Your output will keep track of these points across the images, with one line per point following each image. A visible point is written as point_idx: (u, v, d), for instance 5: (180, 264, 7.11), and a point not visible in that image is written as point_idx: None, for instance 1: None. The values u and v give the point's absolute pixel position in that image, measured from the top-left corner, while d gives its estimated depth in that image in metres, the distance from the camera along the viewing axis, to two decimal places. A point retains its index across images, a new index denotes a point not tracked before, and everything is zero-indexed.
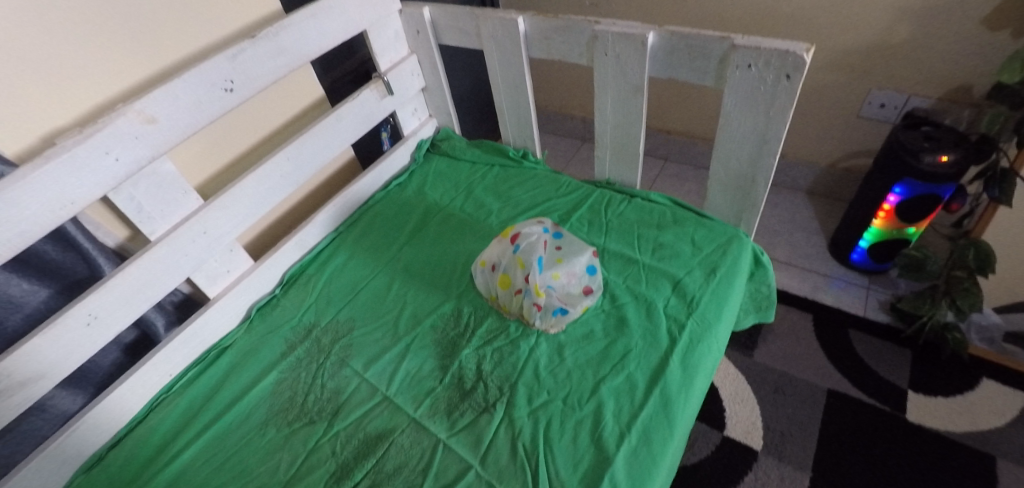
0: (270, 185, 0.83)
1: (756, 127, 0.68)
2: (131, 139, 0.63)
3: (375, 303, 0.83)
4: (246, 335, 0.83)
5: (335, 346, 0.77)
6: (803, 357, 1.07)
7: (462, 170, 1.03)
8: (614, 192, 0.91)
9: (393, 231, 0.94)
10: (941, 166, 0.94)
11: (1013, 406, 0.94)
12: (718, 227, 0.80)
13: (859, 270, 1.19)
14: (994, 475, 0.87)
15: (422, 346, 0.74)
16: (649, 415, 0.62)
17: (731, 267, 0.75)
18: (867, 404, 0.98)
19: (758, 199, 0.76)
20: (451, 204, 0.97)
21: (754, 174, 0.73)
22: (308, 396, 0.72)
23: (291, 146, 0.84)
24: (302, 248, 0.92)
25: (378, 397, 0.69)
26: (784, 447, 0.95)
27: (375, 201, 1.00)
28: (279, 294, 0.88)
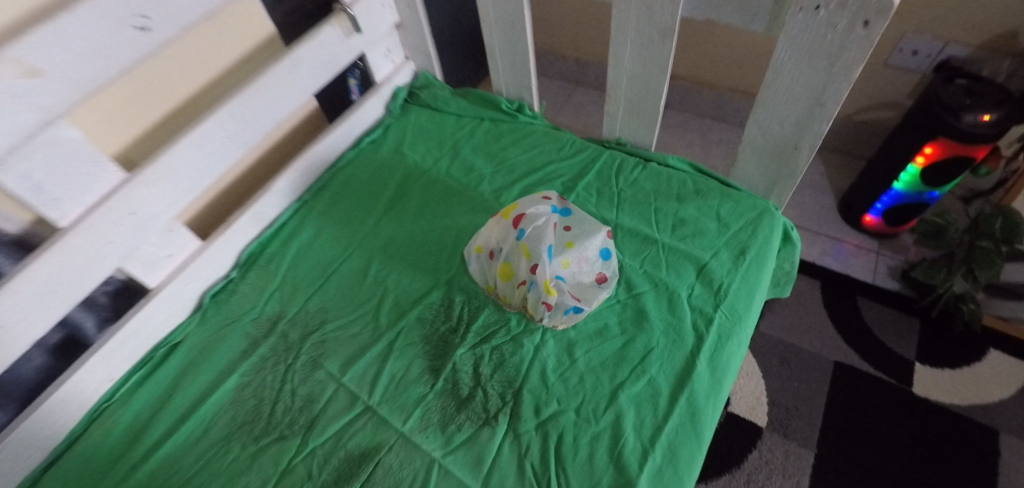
0: (211, 150, 0.68)
1: (812, 85, 0.56)
2: (9, 99, 0.47)
3: (351, 290, 0.71)
4: (199, 328, 0.71)
5: (304, 343, 0.67)
6: (809, 327, 1.02)
7: (447, 125, 0.88)
8: (626, 154, 0.79)
9: (368, 200, 0.81)
10: (982, 126, 0.85)
11: (1018, 378, 0.92)
12: (746, 199, 0.70)
13: (869, 232, 1.13)
14: (995, 449, 0.86)
15: (409, 344, 0.64)
16: (674, 427, 0.54)
17: (762, 248, 0.66)
18: (873, 377, 0.95)
19: (797, 168, 0.66)
20: (435, 167, 0.83)
21: (798, 140, 0.62)
22: (277, 405, 0.62)
23: (233, 101, 0.68)
24: (261, 222, 0.79)
25: (360, 407, 0.60)
26: (788, 422, 0.92)
27: (345, 163, 0.86)
28: (235, 279, 0.75)
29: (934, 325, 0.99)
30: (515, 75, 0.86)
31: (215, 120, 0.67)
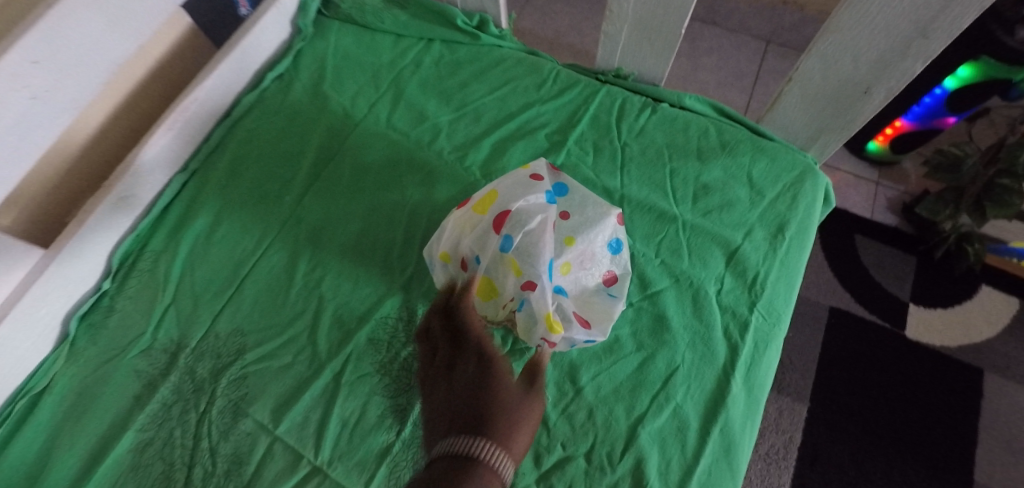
0: (12, 121, 0.43)
1: (924, 8, 0.38)
2: None
3: (274, 300, 0.53)
4: (69, 367, 0.52)
5: (219, 383, 0.49)
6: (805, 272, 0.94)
7: (382, 51, 0.64)
8: (630, 92, 0.60)
9: (282, 166, 0.59)
10: None
11: (1006, 314, 0.90)
12: (784, 155, 0.55)
13: (870, 160, 1.02)
14: (979, 389, 0.85)
15: (362, 377, 0.48)
16: (707, 469, 0.44)
17: (803, 221, 0.53)
18: (868, 322, 0.90)
19: (858, 116, 0.50)
20: (372, 115, 0.61)
21: (872, 83, 0.46)
22: (191, 472, 0.47)
23: (31, 33, 0.41)
24: (132, 207, 0.56)
25: (303, 469, 0.46)
26: (784, 377, 0.87)
27: (244, 111, 0.62)
28: (110, 291, 0.55)
29: (930, 263, 0.93)
30: None
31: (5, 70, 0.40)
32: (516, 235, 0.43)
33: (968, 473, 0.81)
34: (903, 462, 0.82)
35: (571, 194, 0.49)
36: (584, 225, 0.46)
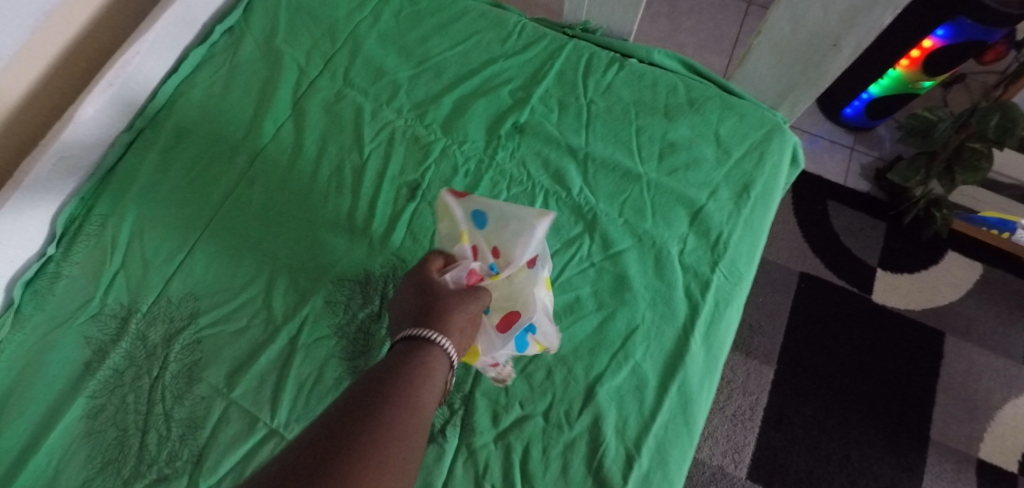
0: None
1: None
2: None
3: (228, 263, 0.51)
4: (12, 333, 0.50)
5: (172, 349, 0.48)
6: (778, 238, 0.94)
7: (340, 2, 0.61)
8: (598, 46, 0.58)
9: (234, 123, 0.56)
10: (1011, 5, 0.70)
11: (970, 279, 0.92)
12: (752, 112, 0.54)
13: (845, 126, 1.01)
14: (940, 350, 0.88)
15: (319, 339, 0.47)
16: (664, 424, 0.44)
17: (769, 181, 0.52)
18: (837, 287, 0.91)
19: (827, 71, 0.49)
20: (328, 69, 0.58)
21: (842, 35, 0.45)
22: (146, 437, 0.45)
23: None
24: (73, 167, 0.53)
25: (261, 431, 0.45)
26: (753, 341, 0.88)
27: (193, 66, 0.58)
28: (56, 257, 0.52)
29: (899, 229, 0.94)
30: None
31: None
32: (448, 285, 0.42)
33: (924, 430, 0.84)
34: (864, 421, 0.84)
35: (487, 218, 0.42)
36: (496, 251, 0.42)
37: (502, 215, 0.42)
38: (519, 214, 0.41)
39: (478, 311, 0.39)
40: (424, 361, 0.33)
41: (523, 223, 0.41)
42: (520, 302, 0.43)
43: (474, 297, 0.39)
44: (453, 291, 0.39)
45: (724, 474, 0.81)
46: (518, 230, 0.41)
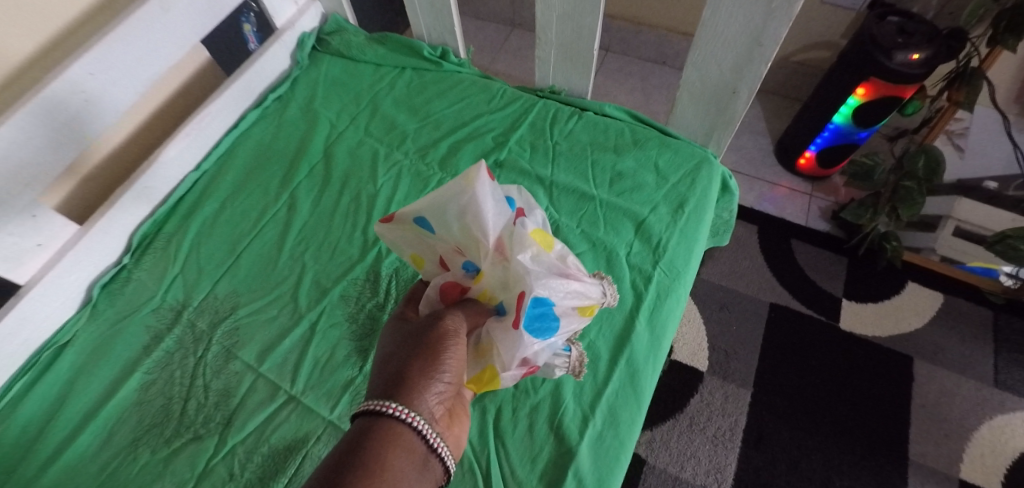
0: (72, 117, 0.57)
1: (750, 24, 0.52)
2: None
3: (264, 269, 0.64)
4: (89, 325, 0.62)
5: (215, 334, 0.59)
6: (748, 272, 1.04)
7: (365, 77, 0.79)
8: (562, 103, 0.74)
9: (277, 165, 0.72)
10: (911, 65, 0.85)
11: (931, 306, 0.99)
12: (685, 148, 0.67)
13: (803, 175, 1.15)
14: (910, 374, 0.93)
15: (333, 324, 0.59)
16: (615, 391, 0.53)
17: (701, 200, 0.64)
18: (805, 316, 0.99)
19: (735, 114, 0.63)
20: (353, 124, 0.74)
21: (736, 84, 0.59)
22: (187, 404, 0.56)
23: (88, 52, 0.56)
24: (152, 198, 0.68)
25: (281, 397, 0.55)
26: (729, 365, 0.95)
27: (250, 124, 0.75)
28: (129, 266, 0.66)
29: (860, 263, 1.04)
30: (437, 16, 0.77)
31: (68, 78, 0.54)
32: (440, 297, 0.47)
33: (903, 451, 0.87)
34: (842, 442, 0.88)
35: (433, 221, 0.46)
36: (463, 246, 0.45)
37: (442, 211, 0.45)
38: (449, 198, 0.44)
39: (443, 363, 0.40)
40: (392, 441, 0.34)
41: (460, 201, 0.43)
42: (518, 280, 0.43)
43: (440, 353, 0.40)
44: (421, 354, 0.40)
45: None
46: (460, 210, 0.43)
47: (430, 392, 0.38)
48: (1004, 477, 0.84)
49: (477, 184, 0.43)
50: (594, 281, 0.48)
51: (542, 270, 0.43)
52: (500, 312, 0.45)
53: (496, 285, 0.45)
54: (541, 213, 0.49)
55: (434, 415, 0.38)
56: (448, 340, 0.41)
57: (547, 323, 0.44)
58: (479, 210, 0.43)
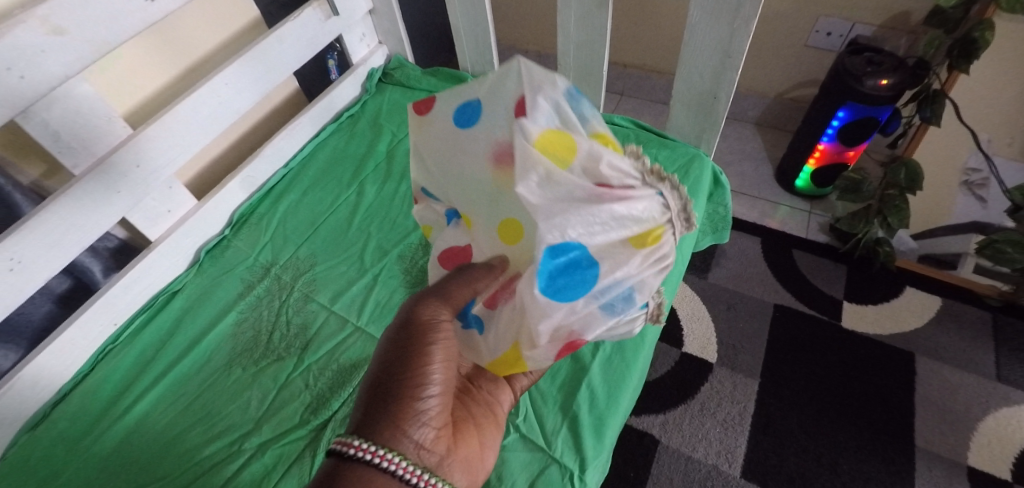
0: (208, 114, 0.75)
1: (721, 40, 0.69)
2: (37, 53, 0.54)
3: (337, 238, 0.79)
4: (196, 278, 0.78)
5: (297, 283, 0.74)
6: (753, 277, 1.14)
7: (420, 100, 0.98)
8: None
9: (349, 164, 0.89)
10: (881, 89, 0.99)
11: (930, 308, 1.06)
12: (680, 147, 0.81)
13: (802, 195, 1.27)
14: (913, 368, 0.98)
15: (391, 275, 0.73)
16: None
17: (693, 185, 0.77)
18: (808, 315, 1.06)
19: (719, 116, 0.78)
20: (410, 134, 0.92)
21: (716, 90, 0.75)
22: (273, 334, 0.69)
23: (229, 68, 0.75)
24: (250, 186, 0.85)
25: (349, 328, 0.68)
26: (737, 357, 1.02)
27: (328, 135, 0.94)
28: (228, 236, 0.82)
29: (858, 269, 1.13)
30: (480, 53, 0.97)
31: (212, 84, 0.74)
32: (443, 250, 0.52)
33: (909, 438, 0.91)
34: (848, 429, 0.92)
35: (424, 185, 0.52)
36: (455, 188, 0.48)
37: (421, 170, 0.51)
38: (420, 140, 0.50)
39: (423, 390, 0.43)
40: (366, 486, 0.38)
41: (424, 143, 0.49)
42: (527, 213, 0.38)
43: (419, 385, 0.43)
44: (403, 383, 0.42)
45: (719, 472, 0.89)
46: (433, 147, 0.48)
47: (411, 428, 0.41)
48: (1012, 465, 0.87)
49: (421, 126, 0.49)
50: (643, 199, 0.40)
51: (550, 194, 0.38)
52: (530, 262, 0.42)
53: (512, 207, 0.42)
54: (544, 103, 0.39)
55: (420, 446, 0.41)
56: (422, 369, 0.43)
57: (580, 279, 0.39)
58: (437, 145, 0.47)
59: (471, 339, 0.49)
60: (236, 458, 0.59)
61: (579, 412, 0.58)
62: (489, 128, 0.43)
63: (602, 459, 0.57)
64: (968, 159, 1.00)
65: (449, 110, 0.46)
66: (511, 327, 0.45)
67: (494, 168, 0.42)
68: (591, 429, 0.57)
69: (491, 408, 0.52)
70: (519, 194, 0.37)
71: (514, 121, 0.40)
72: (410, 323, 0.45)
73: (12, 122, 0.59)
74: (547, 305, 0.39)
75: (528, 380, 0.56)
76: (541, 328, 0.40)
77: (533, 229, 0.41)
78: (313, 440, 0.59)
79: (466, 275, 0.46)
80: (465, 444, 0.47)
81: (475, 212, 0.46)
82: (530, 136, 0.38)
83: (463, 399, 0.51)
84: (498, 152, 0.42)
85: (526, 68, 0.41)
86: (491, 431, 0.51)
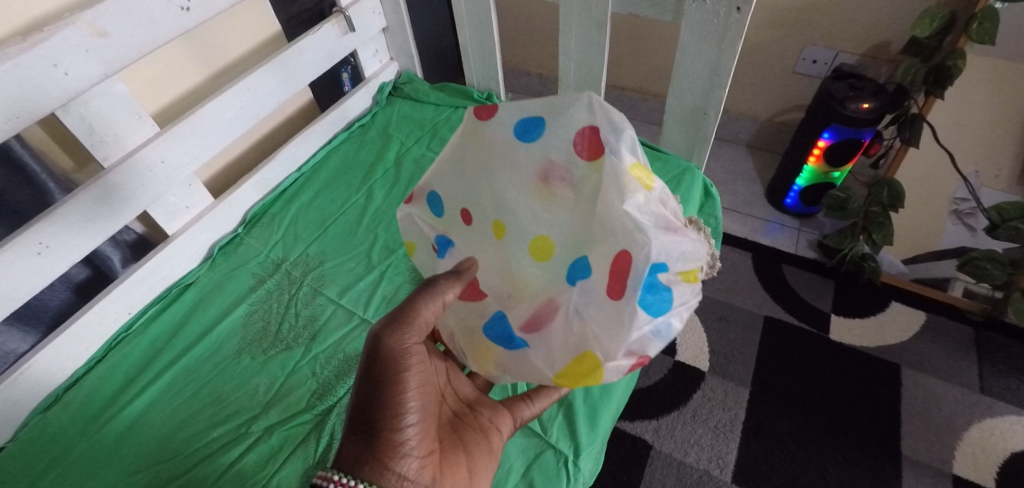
0: (230, 118, 0.80)
1: (710, 59, 0.75)
2: (81, 52, 0.59)
3: (346, 237, 0.83)
4: (209, 272, 0.81)
5: (306, 279, 0.78)
6: (744, 290, 1.17)
7: (428, 112, 1.03)
8: None
9: (359, 170, 0.94)
10: (862, 113, 1.04)
11: (915, 323, 1.10)
12: (673, 160, 0.86)
13: (792, 214, 1.33)
14: (898, 379, 1.01)
15: (397, 273, 0.77)
16: None
17: (685, 195, 0.81)
18: (797, 327, 1.10)
19: (709, 131, 0.84)
20: (417, 144, 0.97)
21: (706, 107, 0.80)
22: (282, 325, 0.72)
23: (252, 75, 0.80)
24: (264, 187, 0.89)
25: (355, 320, 0.72)
26: (728, 366, 1.05)
27: (339, 143, 0.99)
28: (241, 234, 0.86)
29: (845, 284, 1.17)
30: (486, 70, 1.03)
31: (236, 90, 0.79)
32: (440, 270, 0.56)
33: (895, 447, 0.93)
34: (836, 437, 0.95)
35: (442, 195, 0.56)
36: (489, 202, 0.52)
37: (450, 177, 0.55)
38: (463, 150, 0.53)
39: (399, 423, 0.45)
40: None
41: (476, 149, 0.52)
42: (616, 226, 0.43)
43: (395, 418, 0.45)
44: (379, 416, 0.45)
45: (710, 477, 0.91)
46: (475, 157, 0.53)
47: (392, 461, 0.44)
48: (997, 475, 0.89)
49: (476, 131, 0.52)
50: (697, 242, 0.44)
51: (646, 211, 0.43)
52: (581, 279, 0.46)
53: (546, 226, 0.49)
54: (630, 135, 0.45)
55: (403, 478, 0.44)
56: (395, 400, 0.45)
57: (660, 296, 0.41)
58: (492, 153, 0.51)
59: (518, 360, 0.50)
60: (243, 440, 0.61)
61: (574, 401, 0.61)
62: (549, 151, 0.48)
63: (596, 447, 0.59)
64: (955, 189, 1.06)
65: (511, 122, 0.50)
66: (569, 343, 0.46)
67: (543, 189, 0.48)
68: (586, 418, 0.60)
69: (486, 434, 0.53)
70: (626, 209, 0.42)
71: (587, 146, 0.45)
72: (377, 357, 0.46)
73: (52, 115, 0.63)
74: (637, 312, 0.41)
75: (531, 412, 0.55)
76: (628, 337, 0.42)
77: (570, 248, 0.48)
78: (318, 424, 0.62)
79: (421, 294, 0.48)
80: (454, 471, 0.48)
81: (510, 226, 0.51)
82: (627, 164, 0.44)
83: (456, 426, 0.53)
84: (553, 174, 0.48)
85: (597, 102, 0.45)
86: (487, 457, 0.52)
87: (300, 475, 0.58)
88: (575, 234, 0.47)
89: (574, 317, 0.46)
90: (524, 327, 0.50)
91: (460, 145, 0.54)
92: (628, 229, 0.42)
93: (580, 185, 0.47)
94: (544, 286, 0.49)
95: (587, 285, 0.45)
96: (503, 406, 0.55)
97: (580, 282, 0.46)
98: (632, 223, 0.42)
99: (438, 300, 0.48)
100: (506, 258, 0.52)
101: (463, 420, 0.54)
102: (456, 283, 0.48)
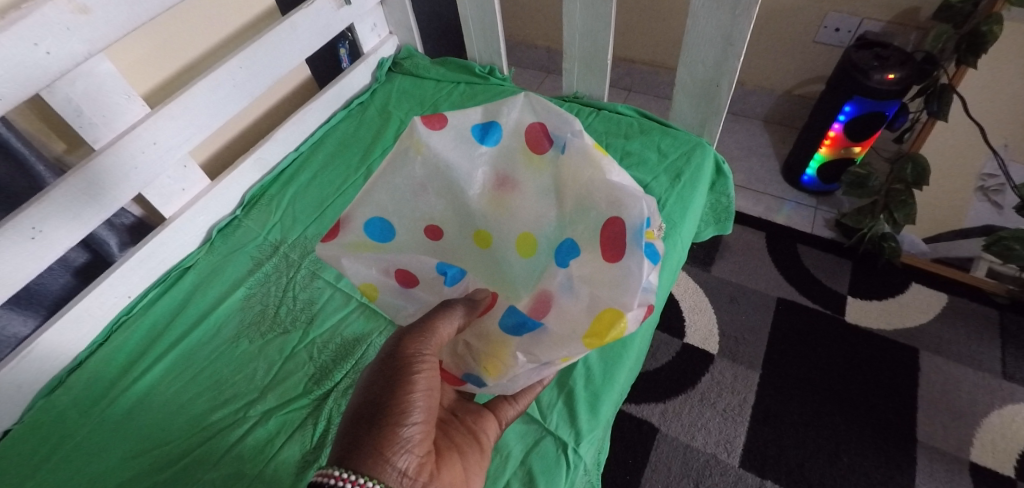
0: (223, 96, 0.77)
1: (722, 26, 0.70)
2: (62, 30, 0.56)
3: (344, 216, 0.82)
4: (207, 256, 0.80)
5: (304, 261, 0.77)
6: (756, 270, 1.14)
7: (429, 88, 1.00)
8: (582, 104, 0.92)
9: (358, 149, 0.92)
10: (887, 84, 0.98)
11: (935, 305, 1.06)
12: (682, 136, 0.82)
13: (809, 191, 1.28)
14: (916, 363, 0.98)
15: None
16: None
17: (694, 173, 0.78)
18: (812, 309, 1.07)
19: (721, 104, 0.80)
20: None
21: (719, 78, 0.76)
22: (280, 308, 0.71)
23: (243, 52, 0.77)
24: (262, 167, 0.88)
25: (353, 303, 0.71)
26: (738, 349, 1.02)
27: (337, 121, 0.96)
28: (240, 216, 0.85)
29: (862, 264, 1.13)
30: (487, 42, 0.99)
31: (226, 68, 0.76)
32: (434, 294, 0.52)
33: (909, 433, 0.90)
34: (848, 421, 0.92)
35: (388, 216, 0.52)
36: (460, 213, 0.53)
37: (399, 199, 0.52)
38: (398, 169, 0.51)
39: (406, 415, 0.43)
40: None
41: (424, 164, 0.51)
42: (600, 198, 0.46)
43: (400, 415, 0.42)
44: (383, 413, 0.42)
45: (717, 461, 0.89)
46: (429, 172, 0.51)
47: (393, 454, 0.41)
48: (1017, 463, 0.86)
49: (425, 141, 0.50)
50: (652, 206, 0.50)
51: (620, 179, 0.46)
52: (572, 260, 0.47)
53: (527, 222, 0.52)
54: (575, 122, 0.48)
55: (402, 474, 0.41)
56: (402, 393, 0.43)
57: (651, 245, 0.45)
58: (447, 164, 0.51)
59: (538, 341, 0.45)
60: (242, 422, 0.61)
61: (574, 387, 0.60)
62: (513, 145, 0.51)
63: (597, 434, 0.58)
64: (984, 164, 1.00)
65: (464, 130, 0.51)
66: (583, 309, 0.44)
67: (524, 165, 0.51)
68: (586, 403, 0.59)
69: (475, 435, 0.50)
70: (608, 180, 0.46)
71: (539, 138, 0.50)
72: (393, 358, 0.45)
73: (37, 96, 0.62)
74: (642, 261, 0.42)
75: (515, 411, 0.53)
76: (640, 288, 0.42)
77: (554, 236, 0.50)
78: (315, 409, 0.61)
79: (439, 314, 0.46)
80: (450, 470, 0.45)
81: (495, 232, 0.53)
82: (590, 140, 0.47)
83: (444, 429, 0.50)
84: (523, 167, 0.51)
85: (538, 101, 0.51)
86: (477, 460, 0.49)
87: (297, 459, 0.57)
88: (556, 222, 0.50)
89: (572, 295, 0.45)
90: (534, 310, 0.47)
91: (401, 160, 0.51)
92: (612, 197, 0.45)
93: (547, 176, 0.51)
94: (534, 280, 0.51)
95: (579, 261, 0.46)
96: (486, 409, 0.53)
97: (569, 262, 0.47)
98: (615, 190, 0.45)
99: (455, 321, 0.46)
100: (491, 261, 0.54)
101: (451, 424, 0.51)
102: (470, 309, 0.48)
